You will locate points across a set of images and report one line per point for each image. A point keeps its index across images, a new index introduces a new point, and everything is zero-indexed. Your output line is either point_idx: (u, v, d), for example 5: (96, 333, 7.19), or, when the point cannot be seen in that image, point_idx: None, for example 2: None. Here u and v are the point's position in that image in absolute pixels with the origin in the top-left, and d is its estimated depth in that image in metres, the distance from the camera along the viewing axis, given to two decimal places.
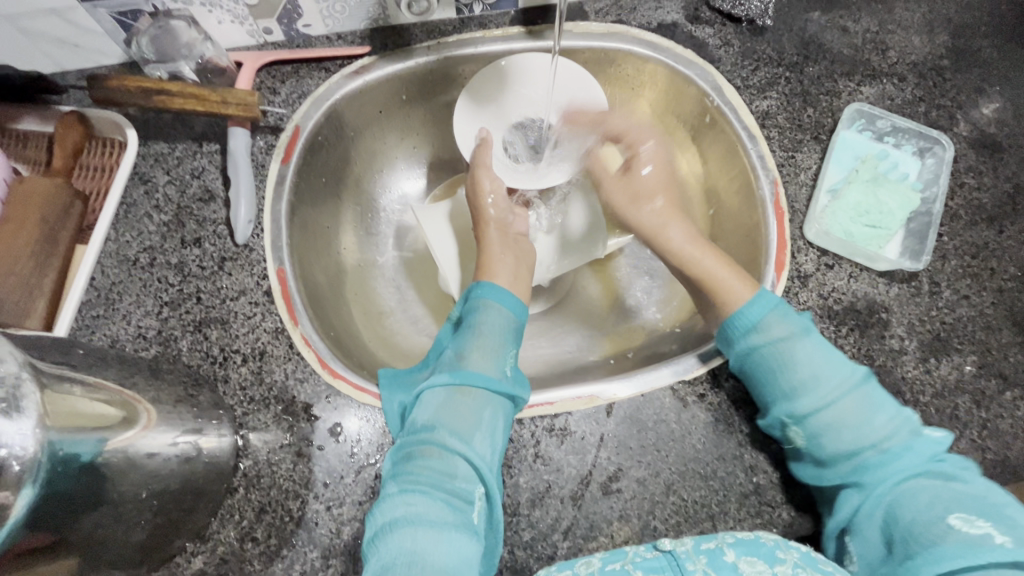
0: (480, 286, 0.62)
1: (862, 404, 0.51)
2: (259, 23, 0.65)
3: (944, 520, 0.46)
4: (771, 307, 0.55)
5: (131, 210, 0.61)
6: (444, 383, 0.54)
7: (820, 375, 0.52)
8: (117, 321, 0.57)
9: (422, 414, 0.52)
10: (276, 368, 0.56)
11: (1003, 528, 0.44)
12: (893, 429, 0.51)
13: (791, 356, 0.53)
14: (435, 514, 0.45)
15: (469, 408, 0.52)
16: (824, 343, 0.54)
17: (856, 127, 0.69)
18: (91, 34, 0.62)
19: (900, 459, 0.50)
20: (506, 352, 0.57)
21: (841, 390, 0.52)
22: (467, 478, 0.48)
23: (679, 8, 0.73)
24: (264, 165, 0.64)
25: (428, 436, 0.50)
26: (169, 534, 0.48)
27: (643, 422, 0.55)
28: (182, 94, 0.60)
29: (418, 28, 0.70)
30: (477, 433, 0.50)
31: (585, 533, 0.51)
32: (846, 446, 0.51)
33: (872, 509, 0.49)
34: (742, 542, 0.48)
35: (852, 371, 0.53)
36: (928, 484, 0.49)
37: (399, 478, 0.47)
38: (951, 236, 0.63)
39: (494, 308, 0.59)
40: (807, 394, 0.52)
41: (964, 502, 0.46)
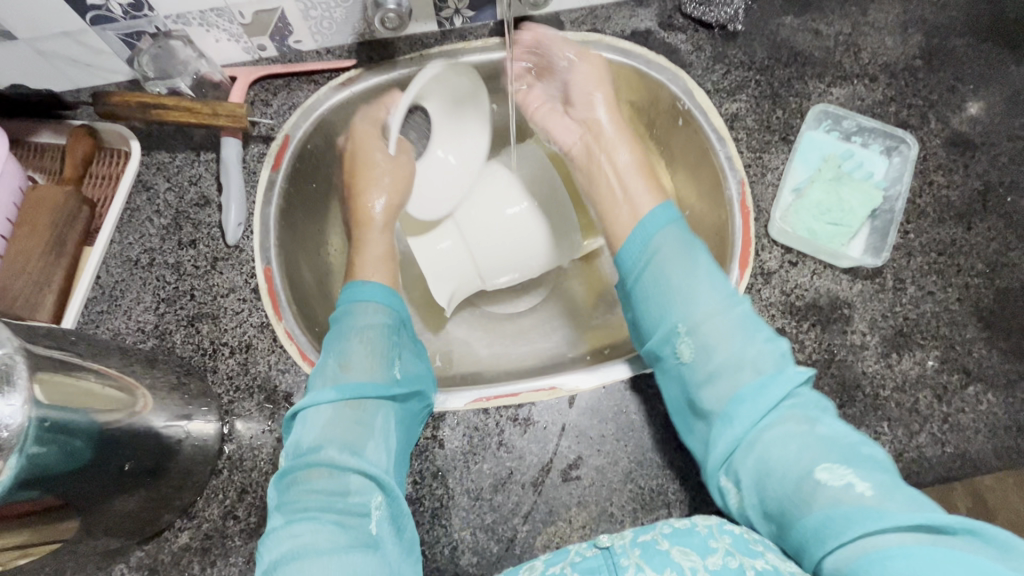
0: (352, 288, 0.60)
1: (734, 337, 0.53)
2: (252, 40, 0.70)
3: (815, 475, 0.46)
4: (669, 223, 0.59)
5: (134, 214, 0.66)
6: (331, 399, 0.53)
7: (698, 298, 0.55)
8: (119, 316, 0.62)
9: (306, 435, 0.52)
10: (261, 359, 0.60)
11: (864, 472, 0.45)
12: (755, 352, 0.52)
13: (673, 278, 0.56)
14: (324, 540, 0.46)
15: (354, 420, 0.53)
16: (706, 264, 0.56)
17: (823, 128, 0.70)
18: (101, 54, 0.67)
19: (766, 391, 0.51)
20: (393, 355, 0.58)
21: (715, 314, 0.54)
22: (360, 491, 0.50)
23: (653, 16, 0.76)
24: (255, 172, 0.69)
25: (316, 458, 0.50)
26: (158, 509, 0.52)
27: (604, 413, 0.58)
28: (177, 107, 0.64)
29: (401, 41, 0.74)
30: (369, 445, 0.52)
31: (544, 517, 0.54)
32: (713, 375, 0.52)
33: (743, 458, 0.49)
34: (677, 532, 0.47)
35: (732, 304, 0.55)
36: (791, 428, 0.49)
37: (285, 511, 0.48)
38: (918, 233, 0.64)
39: (366, 307, 0.59)
40: (688, 316, 0.54)
41: (828, 448, 0.47)
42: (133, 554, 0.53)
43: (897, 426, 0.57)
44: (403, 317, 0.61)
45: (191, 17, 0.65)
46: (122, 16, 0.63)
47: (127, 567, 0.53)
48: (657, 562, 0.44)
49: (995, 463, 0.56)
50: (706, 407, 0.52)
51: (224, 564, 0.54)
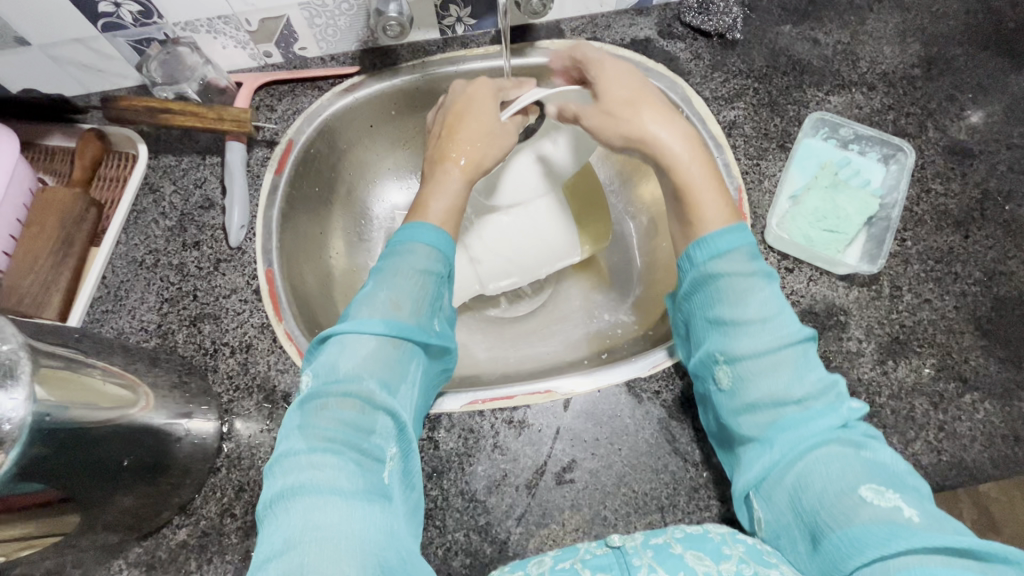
0: (409, 228, 0.58)
1: (792, 360, 0.50)
2: (258, 47, 0.72)
3: (857, 491, 0.43)
4: (742, 242, 0.55)
5: (140, 216, 0.68)
6: (377, 332, 0.50)
7: (757, 319, 0.52)
8: (123, 315, 0.63)
9: (342, 362, 0.49)
10: (261, 359, 0.61)
11: (913, 500, 0.42)
12: (811, 383, 0.49)
13: (737, 296, 0.53)
14: (342, 478, 0.42)
15: (394, 359, 0.51)
16: (768, 289, 0.53)
17: (820, 135, 0.71)
18: (111, 60, 0.69)
19: (814, 421, 0.47)
20: (437, 304, 0.56)
21: (773, 337, 0.51)
22: (383, 436, 0.47)
23: (653, 24, 0.77)
24: (259, 176, 0.70)
25: (350, 389, 0.47)
26: (157, 505, 0.53)
27: (599, 416, 0.58)
28: (184, 112, 0.66)
29: (403, 48, 0.75)
30: (402, 386, 0.51)
31: (538, 519, 0.54)
32: (757, 396, 0.50)
33: (782, 475, 0.46)
34: (690, 537, 0.47)
35: (795, 330, 0.51)
36: (838, 452, 0.46)
37: (309, 436, 0.45)
38: (915, 241, 0.64)
39: (423, 248, 0.56)
40: (735, 342, 0.52)
41: (874, 472, 0.44)
42: (132, 549, 0.54)
43: (893, 433, 0.57)
44: (450, 267, 0.59)
45: (199, 24, 0.67)
46: (131, 24, 0.65)
47: (125, 563, 0.54)
48: (671, 567, 0.43)
49: (993, 472, 0.56)
50: (744, 434, 0.50)
51: (220, 561, 0.54)
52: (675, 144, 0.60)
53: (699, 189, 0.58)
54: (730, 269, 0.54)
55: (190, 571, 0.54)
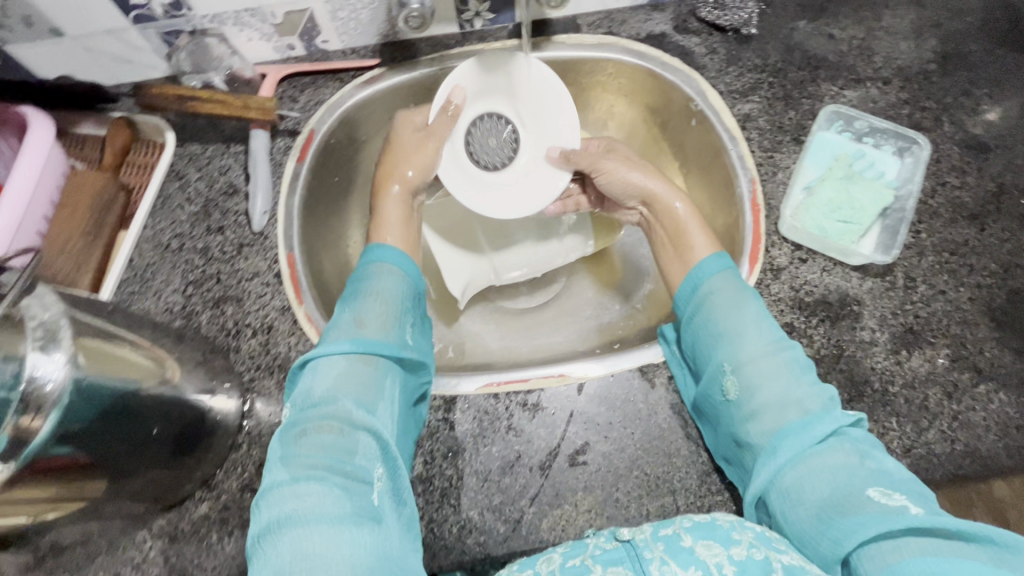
0: (374, 250, 0.62)
1: (784, 369, 0.52)
2: (283, 40, 0.74)
3: (863, 493, 0.44)
4: (726, 268, 0.59)
5: (166, 201, 0.70)
6: (345, 350, 0.52)
7: (747, 333, 0.54)
8: (149, 296, 0.65)
9: (317, 386, 0.50)
10: (281, 340, 0.63)
11: (917, 500, 0.43)
12: (802, 397, 0.50)
13: (728, 318, 0.55)
14: (329, 502, 0.42)
15: (367, 377, 0.52)
16: (757, 309, 0.55)
17: (835, 128, 0.71)
18: (141, 52, 0.71)
19: (812, 426, 0.49)
20: (405, 320, 0.58)
21: (762, 350, 0.53)
22: (366, 454, 0.47)
23: (669, 20, 0.78)
24: (281, 163, 0.72)
25: (328, 409, 0.48)
26: (180, 478, 0.54)
27: (612, 400, 0.59)
28: (211, 100, 0.69)
29: (423, 42, 0.77)
30: (380, 404, 0.51)
31: (551, 500, 0.55)
32: (756, 411, 0.51)
33: (788, 473, 0.48)
34: (699, 526, 0.46)
35: (780, 341, 0.54)
36: (841, 459, 0.47)
37: (291, 465, 0.45)
38: (929, 233, 0.64)
39: (385, 269, 0.60)
40: (733, 356, 0.54)
41: (878, 477, 0.45)
42: (156, 521, 0.56)
43: (906, 422, 0.57)
44: (415, 287, 0.62)
45: (227, 17, 0.69)
46: (161, 16, 0.67)
47: (149, 534, 0.56)
48: (683, 559, 0.42)
49: (1007, 462, 0.56)
50: (750, 442, 0.51)
51: (240, 534, 0.55)
52: (673, 199, 0.67)
53: (690, 224, 0.65)
54: (717, 291, 0.57)
55: (211, 544, 0.55)
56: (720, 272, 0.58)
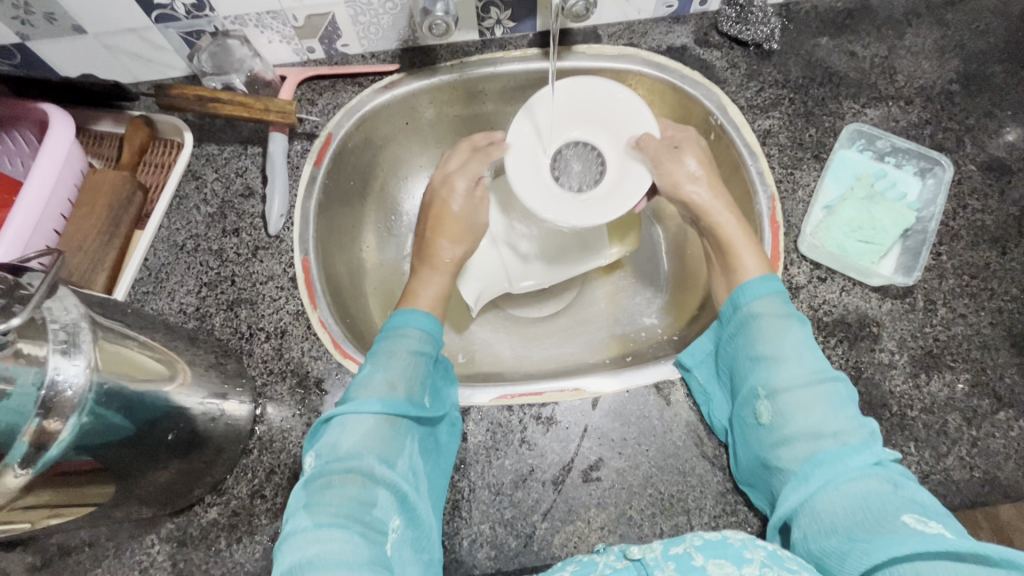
0: (402, 314, 0.59)
1: (823, 398, 0.50)
2: (303, 43, 0.74)
3: (898, 518, 0.42)
4: (775, 290, 0.57)
5: (182, 202, 0.69)
6: (374, 410, 0.50)
7: (787, 360, 0.53)
8: (164, 297, 0.65)
9: (344, 439, 0.49)
10: (295, 346, 0.62)
11: (953, 530, 0.41)
12: (841, 428, 0.49)
13: (773, 346, 0.54)
14: (347, 551, 0.42)
15: (392, 435, 0.51)
16: (804, 338, 0.54)
17: (856, 146, 0.71)
18: (161, 51, 0.71)
19: (851, 456, 0.47)
20: (428, 381, 0.56)
21: (804, 378, 0.51)
22: (385, 508, 0.47)
23: (690, 32, 0.77)
24: (298, 167, 0.72)
25: (353, 464, 0.47)
26: (191, 482, 0.54)
27: (626, 416, 0.58)
28: (232, 102, 0.68)
29: (443, 48, 0.77)
30: (401, 459, 0.50)
31: (563, 516, 0.55)
32: (791, 436, 0.50)
33: (824, 503, 0.46)
34: (710, 544, 0.45)
35: (825, 371, 0.52)
36: (875, 487, 0.45)
37: (315, 513, 0.44)
38: (949, 255, 0.64)
39: (415, 332, 0.57)
40: (767, 382, 0.53)
41: (915, 507, 0.43)
42: (164, 524, 0.55)
43: (924, 447, 0.56)
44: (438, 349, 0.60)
45: (248, 19, 0.69)
46: (184, 16, 0.67)
47: (157, 538, 0.55)
48: None
49: None
50: (779, 466, 0.50)
51: (249, 541, 0.55)
52: (722, 215, 0.65)
53: (739, 241, 0.63)
54: (761, 315, 0.56)
55: (219, 549, 0.55)
56: (768, 295, 0.56)
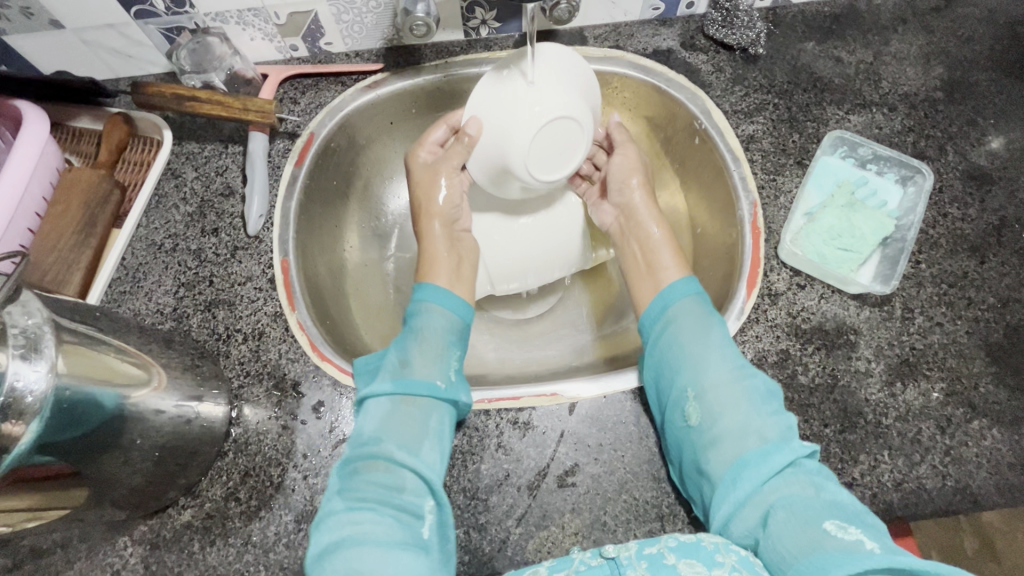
0: (420, 289, 0.63)
1: (741, 395, 0.54)
2: (286, 40, 0.73)
3: (821, 524, 0.45)
4: (685, 297, 0.61)
5: (161, 200, 0.69)
6: (387, 391, 0.54)
7: (708, 362, 0.56)
8: (140, 297, 0.64)
9: (368, 424, 0.53)
10: (272, 347, 0.62)
11: (872, 534, 0.44)
12: (760, 428, 0.52)
13: (692, 348, 0.57)
14: (380, 531, 0.46)
15: (416, 416, 0.53)
16: (721, 339, 0.57)
17: (838, 153, 0.71)
18: (142, 47, 0.70)
19: (772, 456, 0.50)
20: (451, 356, 0.58)
21: (723, 377, 0.55)
22: (415, 490, 0.50)
23: (676, 36, 0.77)
24: (279, 166, 0.71)
25: (375, 449, 0.51)
26: (164, 485, 0.54)
27: (603, 422, 0.58)
28: (211, 101, 0.67)
29: (427, 48, 0.76)
30: (427, 442, 0.52)
31: (538, 521, 0.55)
32: (717, 438, 0.52)
33: (748, 510, 0.49)
34: (683, 546, 0.46)
35: (742, 369, 0.56)
36: (799, 491, 0.48)
37: (346, 497, 0.49)
38: (929, 263, 0.64)
39: (433, 309, 0.60)
40: (694, 383, 0.55)
41: (833, 510, 0.46)
42: (138, 527, 0.55)
43: (898, 455, 0.57)
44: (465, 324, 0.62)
45: (229, 15, 0.68)
46: (164, 11, 0.67)
47: (130, 540, 0.55)
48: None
49: (998, 500, 0.55)
50: (708, 471, 0.51)
51: (222, 544, 0.55)
52: (649, 223, 0.71)
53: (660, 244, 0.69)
54: (682, 318, 0.60)
55: (192, 552, 0.55)
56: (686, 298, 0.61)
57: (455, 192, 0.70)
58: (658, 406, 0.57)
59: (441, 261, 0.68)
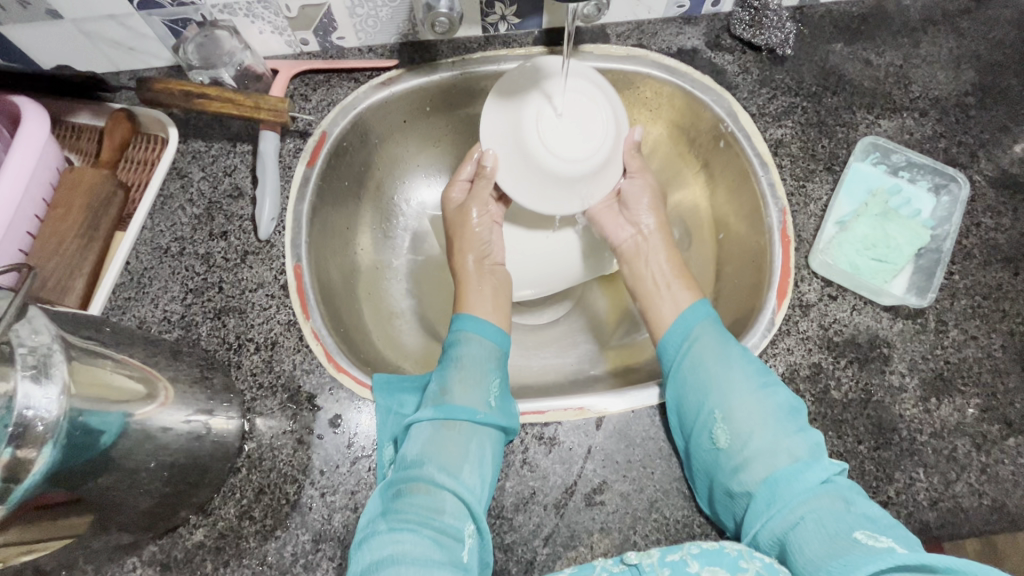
0: (460, 319, 0.63)
1: (766, 415, 0.53)
2: (296, 34, 0.70)
3: (851, 535, 0.44)
4: (700, 319, 0.60)
5: (167, 202, 0.66)
6: (429, 418, 0.54)
7: (733, 382, 0.55)
8: (146, 304, 0.61)
9: (410, 449, 0.53)
10: (286, 358, 0.60)
11: (903, 542, 0.43)
12: (789, 445, 0.51)
13: (713, 370, 0.56)
14: (420, 552, 0.45)
15: (455, 441, 0.53)
16: (743, 359, 0.56)
17: (871, 160, 0.69)
18: (145, 39, 0.67)
19: (803, 474, 0.49)
20: (490, 381, 0.58)
21: (748, 398, 0.54)
22: (455, 514, 0.49)
23: (701, 35, 0.75)
24: (291, 167, 0.68)
25: (416, 472, 0.51)
26: (175, 504, 0.51)
27: (631, 437, 0.56)
28: (221, 97, 0.64)
29: (444, 44, 0.73)
30: (466, 466, 0.52)
31: (565, 541, 0.53)
32: (746, 461, 0.52)
33: (778, 523, 0.48)
34: (706, 552, 0.45)
35: (765, 387, 0.54)
36: (829, 505, 0.47)
37: (389, 517, 0.48)
38: (962, 275, 0.62)
39: (473, 337, 0.61)
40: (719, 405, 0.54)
41: (865, 522, 0.45)
42: (148, 547, 0.53)
43: (933, 473, 0.55)
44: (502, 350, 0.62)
45: (238, 8, 0.65)
46: (169, 2, 0.63)
47: (139, 562, 0.53)
48: None
49: None
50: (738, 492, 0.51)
51: (237, 565, 0.53)
52: (657, 255, 0.69)
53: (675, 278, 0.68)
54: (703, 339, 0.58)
55: (205, 574, 0.52)
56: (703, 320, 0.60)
57: (485, 224, 0.70)
58: (681, 431, 0.55)
59: (476, 295, 0.67)
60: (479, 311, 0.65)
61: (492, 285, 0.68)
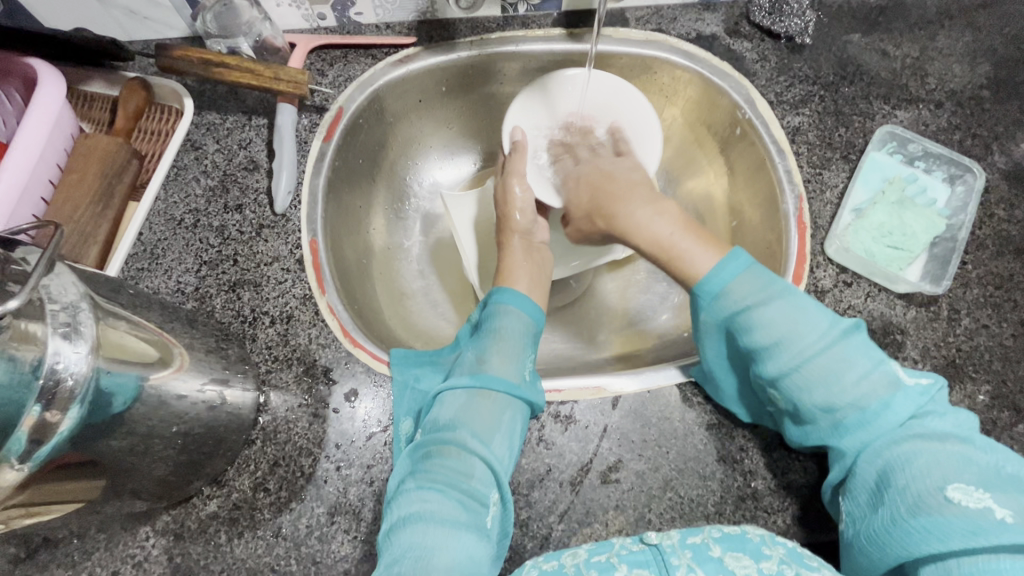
0: (498, 291, 0.62)
1: (843, 360, 0.49)
2: (314, 8, 0.69)
3: (943, 492, 0.44)
4: (741, 270, 0.53)
5: (181, 173, 0.65)
6: (464, 386, 0.54)
7: (797, 335, 0.50)
8: (159, 274, 0.60)
9: (442, 413, 0.53)
10: (301, 332, 0.59)
11: (1008, 500, 0.43)
12: (871, 385, 0.49)
13: (764, 318, 0.51)
14: (447, 513, 0.46)
15: (488, 411, 0.53)
16: (803, 302, 0.52)
17: (886, 149, 0.69)
18: (159, 8, 0.66)
19: (886, 415, 0.48)
20: (526, 357, 0.58)
21: (821, 352, 0.50)
22: (482, 479, 0.49)
23: (720, 21, 0.74)
24: (307, 141, 0.68)
25: (449, 435, 0.51)
26: (190, 473, 0.51)
27: (647, 417, 0.57)
28: (240, 68, 0.64)
29: (463, 23, 0.72)
30: (497, 436, 0.51)
31: (581, 518, 0.53)
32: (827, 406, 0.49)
33: (864, 467, 0.48)
34: (729, 537, 0.48)
35: (834, 326, 0.51)
36: (921, 446, 0.46)
37: (416, 477, 0.48)
38: (975, 264, 0.63)
39: (514, 311, 0.60)
40: (787, 360, 0.50)
41: (962, 466, 0.45)
42: (160, 517, 0.53)
43: None
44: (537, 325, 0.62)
45: None
46: None
47: (152, 531, 0.52)
48: (711, 568, 0.45)
49: None
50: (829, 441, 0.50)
51: (251, 537, 0.52)
52: (657, 221, 0.59)
53: (676, 246, 0.57)
54: (749, 297, 0.52)
55: (219, 544, 0.52)
56: (739, 277, 0.53)
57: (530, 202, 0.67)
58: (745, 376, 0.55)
59: (518, 268, 0.66)
60: (524, 285, 0.65)
61: (537, 263, 0.68)
